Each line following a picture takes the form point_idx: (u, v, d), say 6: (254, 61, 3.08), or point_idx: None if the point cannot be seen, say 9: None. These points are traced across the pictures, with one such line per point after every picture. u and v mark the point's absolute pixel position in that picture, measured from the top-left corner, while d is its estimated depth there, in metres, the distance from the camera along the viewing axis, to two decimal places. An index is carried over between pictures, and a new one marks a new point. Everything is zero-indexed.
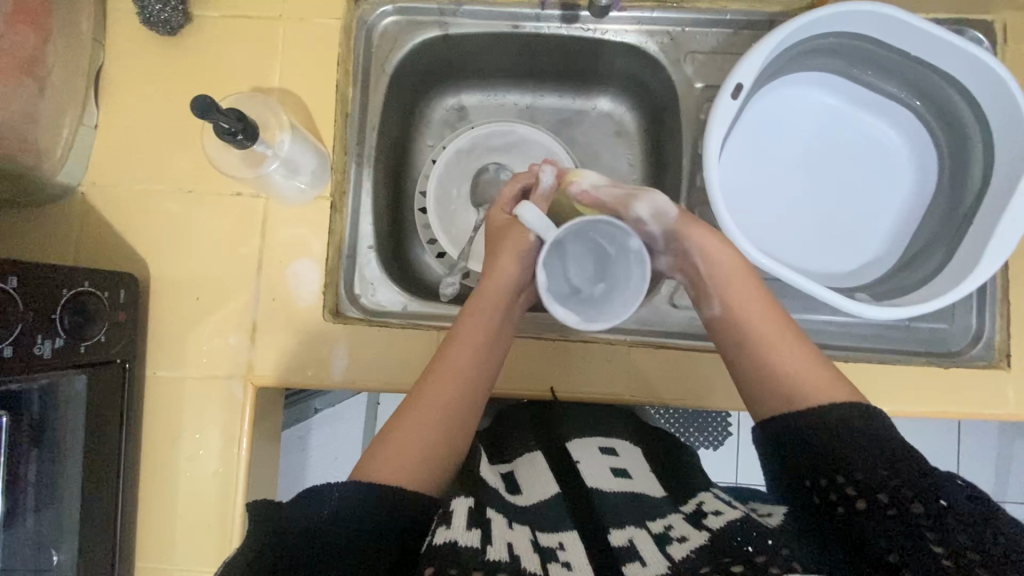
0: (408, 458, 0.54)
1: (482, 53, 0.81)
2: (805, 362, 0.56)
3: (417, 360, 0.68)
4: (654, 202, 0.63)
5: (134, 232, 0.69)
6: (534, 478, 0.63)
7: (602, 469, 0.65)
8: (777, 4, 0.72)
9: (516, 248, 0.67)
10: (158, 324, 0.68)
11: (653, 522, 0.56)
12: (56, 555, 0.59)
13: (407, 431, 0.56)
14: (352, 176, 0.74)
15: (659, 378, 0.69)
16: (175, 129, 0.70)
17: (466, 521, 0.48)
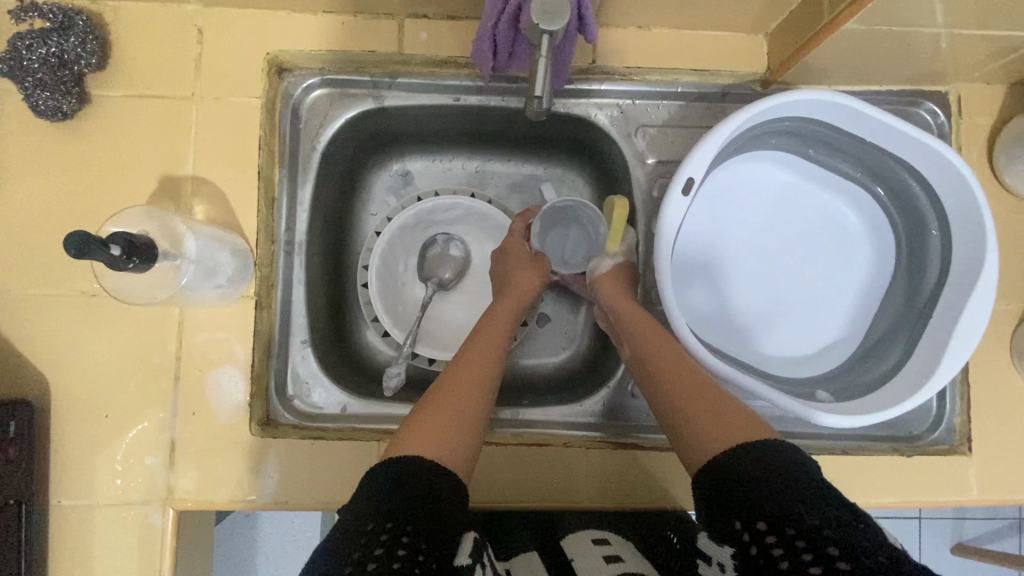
0: (441, 432, 0.51)
1: (423, 122, 0.75)
2: (704, 395, 0.53)
3: (356, 474, 0.63)
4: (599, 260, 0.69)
5: (28, 344, 0.61)
6: None
7: (593, 557, 0.52)
8: (730, 76, 0.68)
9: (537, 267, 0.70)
10: (62, 447, 0.61)
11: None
12: None
13: (438, 411, 0.53)
14: (281, 267, 0.67)
15: (630, 477, 0.66)
16: (76, 226, 0.62)
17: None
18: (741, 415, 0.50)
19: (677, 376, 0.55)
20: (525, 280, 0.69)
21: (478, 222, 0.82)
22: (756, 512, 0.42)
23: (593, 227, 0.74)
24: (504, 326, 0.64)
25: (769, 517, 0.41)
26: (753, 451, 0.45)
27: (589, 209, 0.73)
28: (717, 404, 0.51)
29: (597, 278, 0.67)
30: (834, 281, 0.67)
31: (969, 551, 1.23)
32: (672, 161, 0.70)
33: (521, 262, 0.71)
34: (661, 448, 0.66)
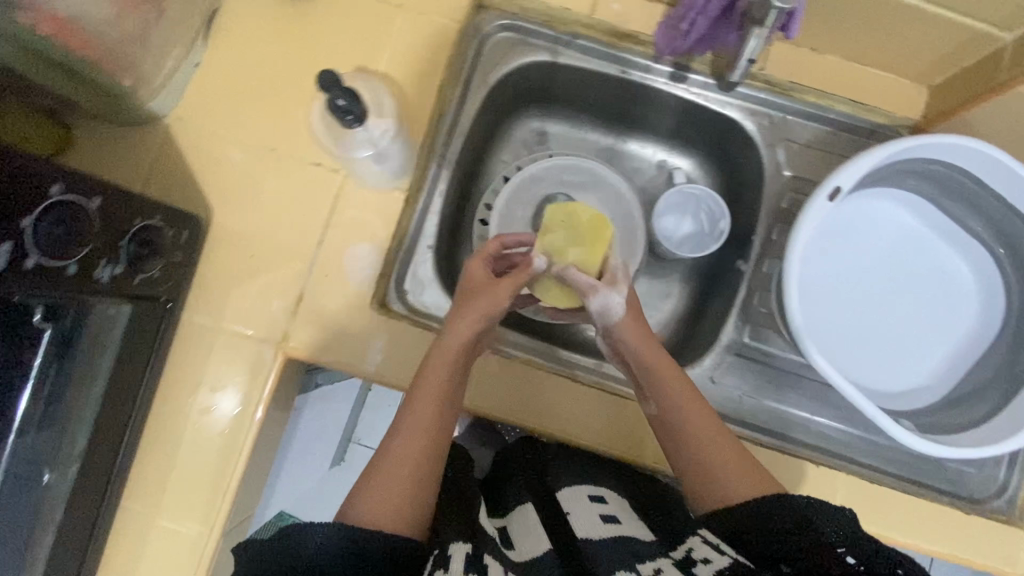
0: (391, 501, 0.55)
1: (583, 87, 0.81)
2: (710, 451, 0.60)
3: None
4: (608, 300, 0.63)
5: (205, 174, 0.69)
6: (524, 529, 0.61)
7: (591, 515, 0.60)
8: (881, 116, 0.73)
9: (489, 307, 0.61)
10: (207, 270, 0.67)
11: (642, 566, 0.53)
12: (48, 477, 0.55)
13: (395, 473, 0.56)
14: (429, 175, 0.74)
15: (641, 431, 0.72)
16: (276, 88, 0.70)
17: (463, 565, 0.53)
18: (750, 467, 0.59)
19: (700, 437, 0.60)
20: (463, 325, 0.61)
21: (599, 193, 0.85)
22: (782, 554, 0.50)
23: (708, 222, 0.81)
24: (452, 362, 0.61)
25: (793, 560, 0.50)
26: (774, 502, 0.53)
27: (717, 206, 0.80)
28: (722, 455, 0.59)
29: (617, 325, 0.64)
30: (935, 328, 0.70)
31: None
32: (807, 179, 0.74)
33: (469, 296, 0.63)
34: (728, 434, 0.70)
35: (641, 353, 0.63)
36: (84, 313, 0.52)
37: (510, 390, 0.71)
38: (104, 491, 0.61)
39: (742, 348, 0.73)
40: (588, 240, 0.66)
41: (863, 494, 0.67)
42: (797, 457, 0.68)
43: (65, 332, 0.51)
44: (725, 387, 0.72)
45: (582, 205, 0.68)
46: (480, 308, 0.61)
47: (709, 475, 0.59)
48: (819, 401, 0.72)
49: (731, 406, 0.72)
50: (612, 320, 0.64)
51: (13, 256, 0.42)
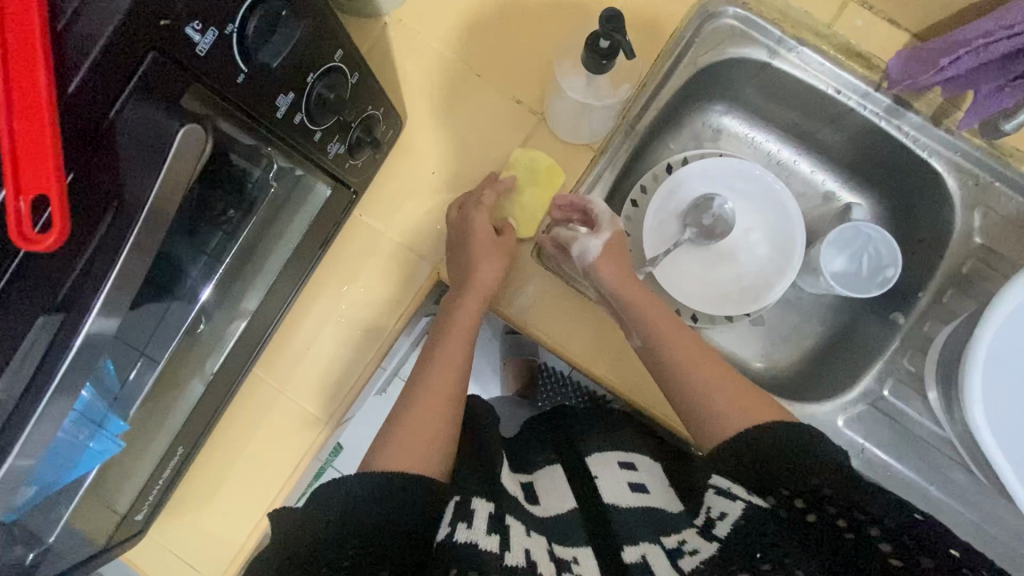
0: (415, 454, 0.59)
1: (783, 95, 0.79)
2: (704, 386, 0.61)
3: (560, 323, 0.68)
4: (587, 244, 0.64)
5: (407, 81, 0.69)
6: (553, 492, 0.72)
7: (620, 483, 0.71)
8: None
9: (487, 264, 0.64)
10: (386, 174, 0.68)
11: (666, 539, 0.60)
12: (203, 325, 0.56)
13: (412, 417, 0.62)
14: (615, 143, 0.73)
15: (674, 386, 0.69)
16: (496, 15, 0.70)
17: (485, 525, 0.54)
18: (740, 395, 0.61)
19: (700, 385, 0.61)
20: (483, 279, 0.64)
21: (761, 205, 0.84)
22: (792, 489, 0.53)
23: (867, 264, 0.77)
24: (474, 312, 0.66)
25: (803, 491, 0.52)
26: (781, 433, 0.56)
27: (891, 254, 0.76)
28: (719, 389, 0.61)
29: (593, 265, 0.64)
30: None
31: None
32: (996, 252, 0.71)
33: (477, 255, 0.64)
34: None
35: (630, 300, 0.63)
36: (286, 175, 0.52)
37: (556, 334, 0.68)
38: (250, 354, 0.64)
39: (878, 401, 0.71)
40: (543, 183, 0.69)
41: None
42: None
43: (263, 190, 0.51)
44: (851, 436, 0.70)
45: (540, 151, 0.69)
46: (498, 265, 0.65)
47: (709, 409, 0.61)
48: (940, 476, 0.70)
49: (853, 453, 0.70)
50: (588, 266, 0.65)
51: (291, 108, 0.43)
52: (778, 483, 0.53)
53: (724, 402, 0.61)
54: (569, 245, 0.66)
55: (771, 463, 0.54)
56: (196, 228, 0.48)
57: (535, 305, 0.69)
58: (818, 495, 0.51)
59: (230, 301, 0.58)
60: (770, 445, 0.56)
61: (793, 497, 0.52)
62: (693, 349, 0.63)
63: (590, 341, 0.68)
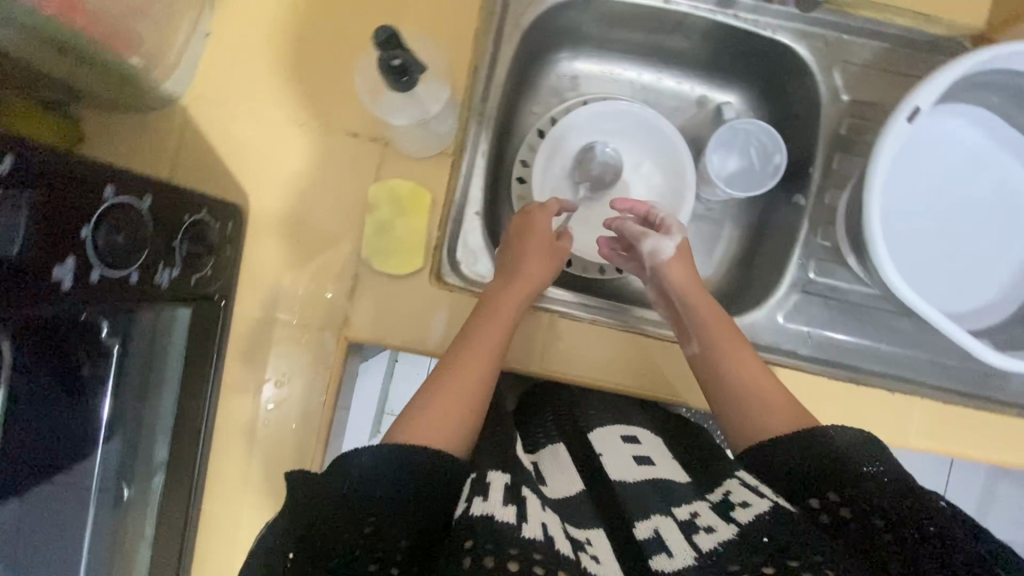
0: (440, 432, 0.56)
1: (619, 23, 0.77)
2: (750, 381, 0.62)
3: (587, 340, 0.68)
4: (659, 243, 0.70)
5: (232, 158, 0.63)
6: (557, 471, 0.64)
7: (624, 457, 0.65)
8: (943, 27, 0.69)
9: (538, 254, 0.69)
10: (251, 261, 0.63)
11: (677, 509, 0.54)
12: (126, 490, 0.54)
13: (445, 394, 0.59)
14: (471, 135, 0.70)
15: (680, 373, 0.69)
16: (296, 54, 0.64)
17: (502, 497, 0.48)
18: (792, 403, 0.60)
19: (747, 386, 0.61)
20: (533, 269, 0.68)
21: (641, 137, 0.82)
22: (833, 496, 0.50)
23: (756, 156, 0.77)
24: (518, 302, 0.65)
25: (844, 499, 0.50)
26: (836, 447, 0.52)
27: (773, 141, 0.75)
28: (768, 386, 0.61)
29: (665, 265, 0.70)
30: (1003, 243, 0.68)
31: None
32: (868, 102, 0.70)
33: (532, 255, 0.69)
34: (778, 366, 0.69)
35: (687, 295, 0.67)
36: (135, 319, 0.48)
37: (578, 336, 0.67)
38: (187, 494, 0.60)
39: (807, 284, 0.72)
40: (409, 210, 0.64)
41: (941, 416, 0.67)
42: (871, 387, 0.67)
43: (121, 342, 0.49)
44: (795, 326, 0.71)
45: (398, 177, 0.64)
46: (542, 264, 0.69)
47: (758, 401, 0.60)
48: (886, 330, 0.71)
49: (800, 344, 0.71)
50: (658, 263, 0.70)
51: (80, 271, 0.39)
52: (825, 488, 0.51)
53: (769, 414, 0.59)
54: (638, 241, 0.72)
55: (825, 469, 0.51)
56: (44, 408, 0.45)
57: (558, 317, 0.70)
58: (870, 505, 0.48)
59: (133, 457, 0.54)
60: (825, 454, 0.52)
61: (838, 502, 0.50)
62: (748, 359, 0.63)
63: (609, 343, 0.68)
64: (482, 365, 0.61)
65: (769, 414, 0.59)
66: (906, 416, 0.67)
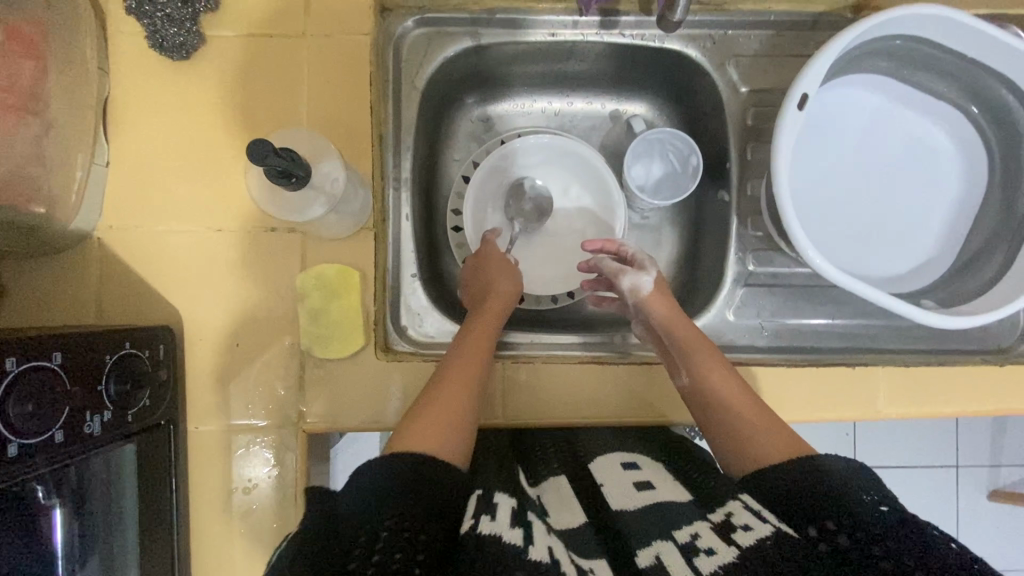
0: (438, 437, 0.53)
1: (515, 61, 0.76)
2: (741, 409, 0.59)
3: (567, 379, 0.68)
4: (637, 280, 0.71)
5: (157, 276, 0.63)
6: (561, 505, 0.59)
7: (625, 485, 0.60)
8: (822, 4, 0.70)
9: (506, 277, 0.73)
10: (196, 375, 0.63)
11: (679, 531, 0.49)
12: None
13: (435, 405, 0.56)
14: (391, 201, 0.70)
15: (661, 401, 0.69)
16: (199, 163, 0.64)
17: (509, 520, 0.46)
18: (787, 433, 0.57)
19: (739, 412, 0.59)
20: (499, 287, 0.71)
21: (564, 164, 0.82)
22: (834, 522, 0.46)
23: (676, 161, 0.79)
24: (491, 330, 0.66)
25: (844, 527, 0.45)
26: (832, 470, 0.49)
27: (687, 144, 0.77)
28: (760, 415, 0.58)
29: (647, 298, 0.70)
30: (926, 198, 0.69)
31: (1004, 496, 1.33)
32: (767, 90, 0.72)
33: (499, 275, 0.73)
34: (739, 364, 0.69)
35: (672, 323, 0.68)
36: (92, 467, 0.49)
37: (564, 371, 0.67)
38: None
39: (750, 277, 0.72)
40: (339, 293, 0.64)
41: (906, 380, 0.67)
42: (832, 366, 0.68)
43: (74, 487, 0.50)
44: (747, 320, 0.72)
45: (324, 261, 0.64)
46: (506, 280, 0.72)
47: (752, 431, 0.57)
48: (836, 304, 0.72)
49: (756, 335, 0.71)
50: (641, 297, 0.71)
51: None
52: (821, 514, 0.47)
53: (764, 438, 0.56)
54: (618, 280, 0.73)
55: (823, 495, 0.48)
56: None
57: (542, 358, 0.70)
58: (866, 532, 0.45)
59: None
60: (826, 480, 0.48)
61: (838, 533, 0.46)
62: (738, 386, 0.62)
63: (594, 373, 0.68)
64: (464, 392, 0.58)
65: (764, 438, 0.56)
66: (874, 387, 0.67)
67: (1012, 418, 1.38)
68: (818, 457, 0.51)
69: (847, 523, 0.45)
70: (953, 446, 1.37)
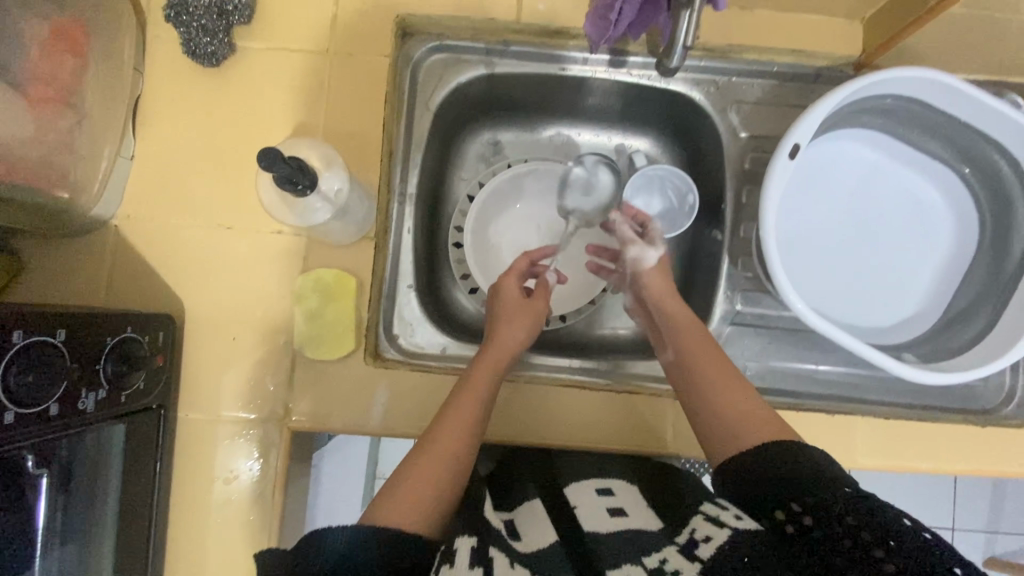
0: (412, 511, 0.54)
1: (525, 92, 0.80)
2: (730, 399, 0.60)
3: (552, 402, 0.69)
4: (642, 252, 0.76)
5: (166, 266, 0.67)
6: (535, 526, 0.60)
7: (597, 508, 0.61)
8: (824, 59, 0.72)
9: (518, 323, 0.71)
10: (191, 364, 0.66)
11: (648, 557, 0.52)
12: None
13: (419, 476, 0.56)
14: (395, 213, 0.73)
15: (644, 431, 0.69)
16: (217, 163, 0.68)
17: (469, 560, 0.49)
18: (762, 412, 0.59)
19: (721, 400, 0.61)
20: (508, 336, 0.69)
21: (565, 192, 0.85)
22: (799, 506, 0.50)
23: (674, 198, 0.80)
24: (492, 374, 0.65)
25: (807, 507, 0.49)
26: (795, 456, 0.52)
27: (685, 182, 0.79)
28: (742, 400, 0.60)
29: (646, 270, 0.74)
30: (918, 254, 0.70)
31: (1000, 564, 1.29)
32: (766, 136, 0.74)
33: (510, 316, 0.72)
34: None
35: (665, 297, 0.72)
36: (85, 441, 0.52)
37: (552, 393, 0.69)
38: None
39: (737, 316, 0.73)
40: (335, 298, 0.66)
41: (884, 433, 0.67)
42: (810, 411, 0.68)
43: (63, 460, 0.52)
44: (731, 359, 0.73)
45: (323, 266, 0.67)
46: (519, 327, 0.70)
47: (733, 418, 0.59)
48: (821, 350, 0.73)
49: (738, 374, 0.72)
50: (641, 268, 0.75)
51: None
52: (788, 498, 0.51)
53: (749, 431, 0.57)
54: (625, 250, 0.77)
55: (788, 481, 0.51)
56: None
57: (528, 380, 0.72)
58: (829, 511, 0.48)
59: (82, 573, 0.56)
60: (778, 465, 0.52)
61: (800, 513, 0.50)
62: (727, 372, 0.63)
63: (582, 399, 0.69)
64: (448, 459, 0.58)
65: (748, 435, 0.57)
66: (850, 436, 0.67)
67: (1013, 485, 1.34)
68: (785, 441, 0.54)
69: (810, 504, 0.49)
70: (950, 508, 1.33)
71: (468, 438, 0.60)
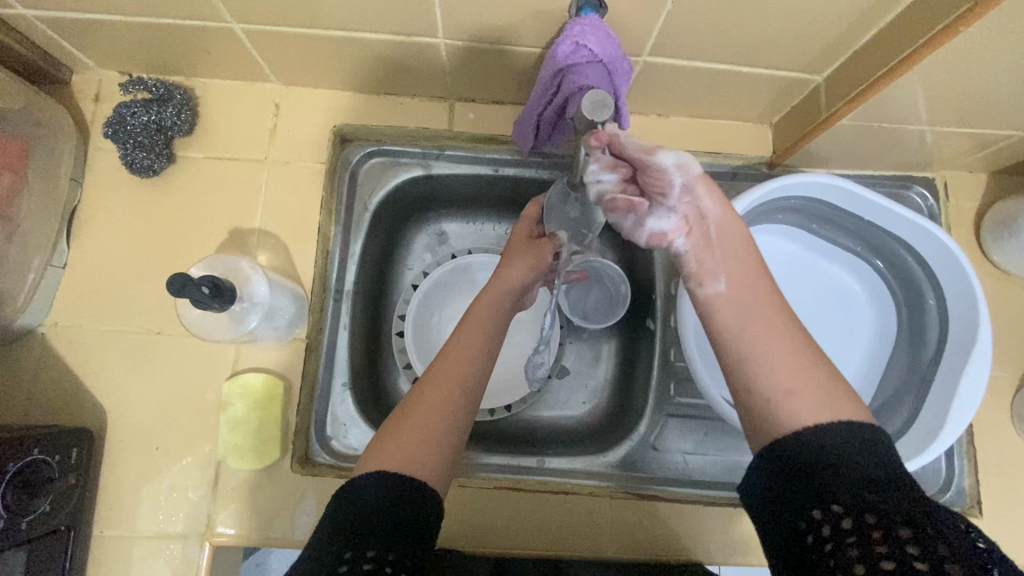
0: (405, 449, 0.47)
1: (464, 189, 0.80)
2: (776, 339, 0.45)
3: (510, 518, 0.69)
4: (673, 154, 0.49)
5: (92, 374, 0.66)
6: None
7: None
8: (740, 158, 0.76)
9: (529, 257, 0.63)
10: (111, 477, 0.64)
11: None
12: None
13: (414, 412, 0.49)
14: (330, 312, 0.71)
15: (605, 537, 0.69)
16: (150, 270, 0.69)
17: None
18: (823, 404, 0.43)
19: (765, 325, 0.46)
20: (508, 274, 0.62)
21: None
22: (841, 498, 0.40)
23: (608, 291, 0.82)
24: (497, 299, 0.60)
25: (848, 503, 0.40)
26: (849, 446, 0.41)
27: (612, 278, 0.82)
28: (796, 373, 0.44)
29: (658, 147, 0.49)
30: (842, 342, 0.72)
31: None
32: None
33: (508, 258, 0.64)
34: (667, 501, 0.70)
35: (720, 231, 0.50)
36: None
37: (514, 505, 0.69)
38: None
39: (674, 407, 0.74)
40: (264, 406, 0.66)
41: None
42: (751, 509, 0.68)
43: None
44: (667, 451, 0.73)
45: (251, 371, 0.67)
46: (521, 262, 0.63)
47: (781, 394, 0.44)
48: None
49: (680, 468, 0.72)
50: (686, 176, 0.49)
51: None
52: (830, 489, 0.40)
53: None
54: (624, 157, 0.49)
55: (835, 470, 0.40)
56: None
57: (491, 497, 0.69)
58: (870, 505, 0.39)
59: None
60: (823, 451, 0.41)
61: (841, 515, 0.40)
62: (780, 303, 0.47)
63: (545, 510, 0.69)
64: (445, 402, 0.50)
65: None
66: None
67: None
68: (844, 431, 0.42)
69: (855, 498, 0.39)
70: None
71: (471, 372, 0.53)
